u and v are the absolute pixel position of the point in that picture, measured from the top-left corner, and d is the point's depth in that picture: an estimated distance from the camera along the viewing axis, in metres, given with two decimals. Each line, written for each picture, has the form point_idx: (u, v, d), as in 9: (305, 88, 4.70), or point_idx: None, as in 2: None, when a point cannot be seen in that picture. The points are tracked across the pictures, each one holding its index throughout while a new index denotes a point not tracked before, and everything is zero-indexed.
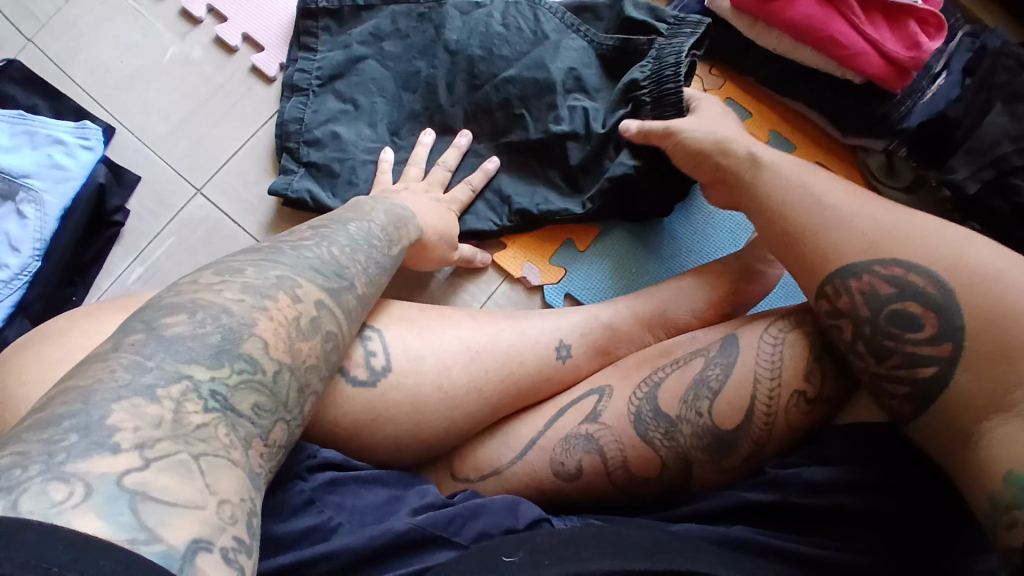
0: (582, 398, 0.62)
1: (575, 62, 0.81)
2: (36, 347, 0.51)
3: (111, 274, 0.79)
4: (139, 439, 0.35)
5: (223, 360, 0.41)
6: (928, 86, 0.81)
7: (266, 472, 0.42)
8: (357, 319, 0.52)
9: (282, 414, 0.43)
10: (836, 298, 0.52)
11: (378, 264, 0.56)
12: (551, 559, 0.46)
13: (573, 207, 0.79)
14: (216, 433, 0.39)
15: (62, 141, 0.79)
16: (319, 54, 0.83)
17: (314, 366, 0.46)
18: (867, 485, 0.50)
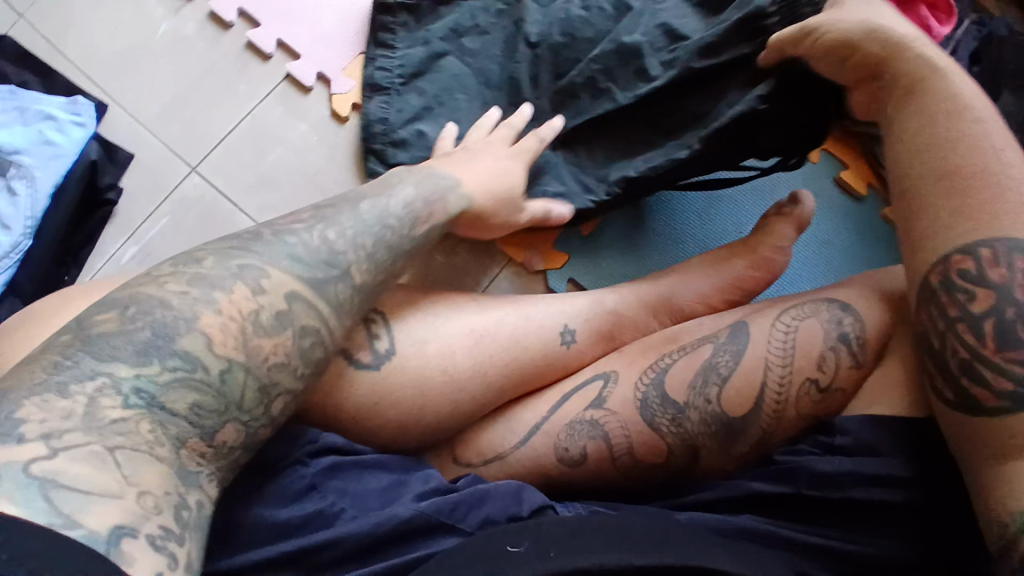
0: (587, 383, 0.61)
1: (666, 18, 0.71)
2: (30, 326, 0.50)
3: (103, 254, 0.77)
4: (46, 429, 0.35)
5: (152, 357, 0.40)
6: None
7: (207, 470, 0.42)
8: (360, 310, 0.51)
9: (231, 413, 0.43)
10: (990, 266, 0.46)
11: (391, 248, 0.53)
12: (557, 549, 0.45)
13: (680, 151, 0.70)
14: (136, 428, 0.38)
15: (54, 116, 0.77)
16: (399, 51, 0.80)
17: (285, 365, 0.45)
18: (885, 477, 0.49)
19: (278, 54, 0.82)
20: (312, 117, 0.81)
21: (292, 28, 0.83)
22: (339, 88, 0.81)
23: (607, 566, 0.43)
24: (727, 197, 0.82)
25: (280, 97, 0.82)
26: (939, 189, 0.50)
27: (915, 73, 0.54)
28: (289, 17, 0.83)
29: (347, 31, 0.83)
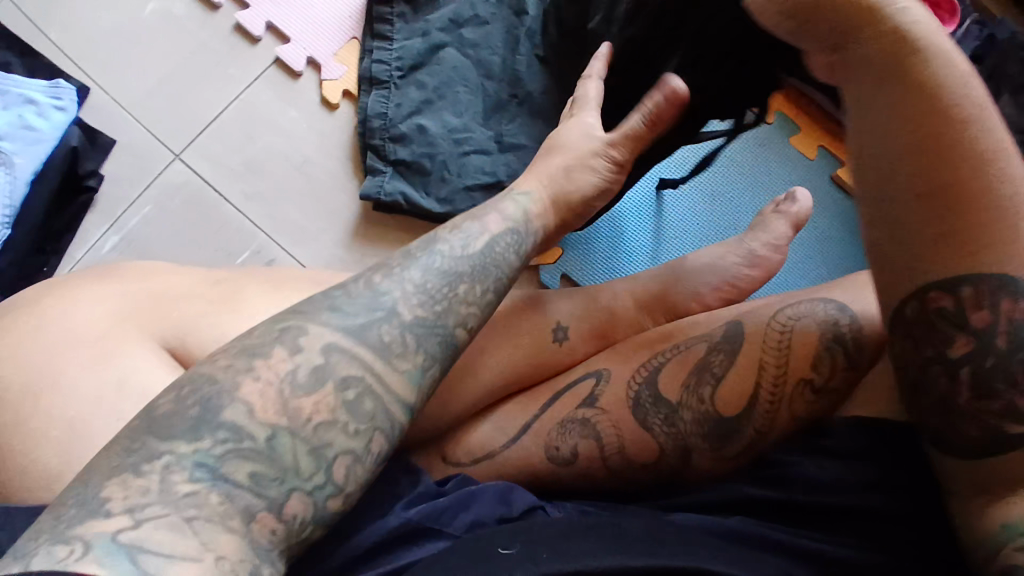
0: (579, 381, 0.60)
1: None
2: (8, 320, 0.48)
3: (85, 243, 0.75)
4: (129, 503, 0.35)
5: (203, 430, 0.38)
6: None
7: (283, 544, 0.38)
8: (427, 347, 0.44)
9: (292, 483, 0.38)
10: (970, 307, 0.41)
11: (444, 289, 0.47)
12: (549, 552, 0.44)
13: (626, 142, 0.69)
14: (207, 499, 0.36)
15: (34, 100, 0.75)
16: (396, 43, 0.79)
17: (331, 423, 0.40)
18: (871, 482, 0.50)
19: (267, 37, 0.81)
20: (300, 103, 0.80)
21: (281, 10, 0.81)
22: (330, 75, 0.80)
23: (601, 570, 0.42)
24: (722, 193, 0.82)
25: (269, 82, 0.80)
26: (925, 197, 0.42)
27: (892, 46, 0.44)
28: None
29: (337, 15, 0.82)
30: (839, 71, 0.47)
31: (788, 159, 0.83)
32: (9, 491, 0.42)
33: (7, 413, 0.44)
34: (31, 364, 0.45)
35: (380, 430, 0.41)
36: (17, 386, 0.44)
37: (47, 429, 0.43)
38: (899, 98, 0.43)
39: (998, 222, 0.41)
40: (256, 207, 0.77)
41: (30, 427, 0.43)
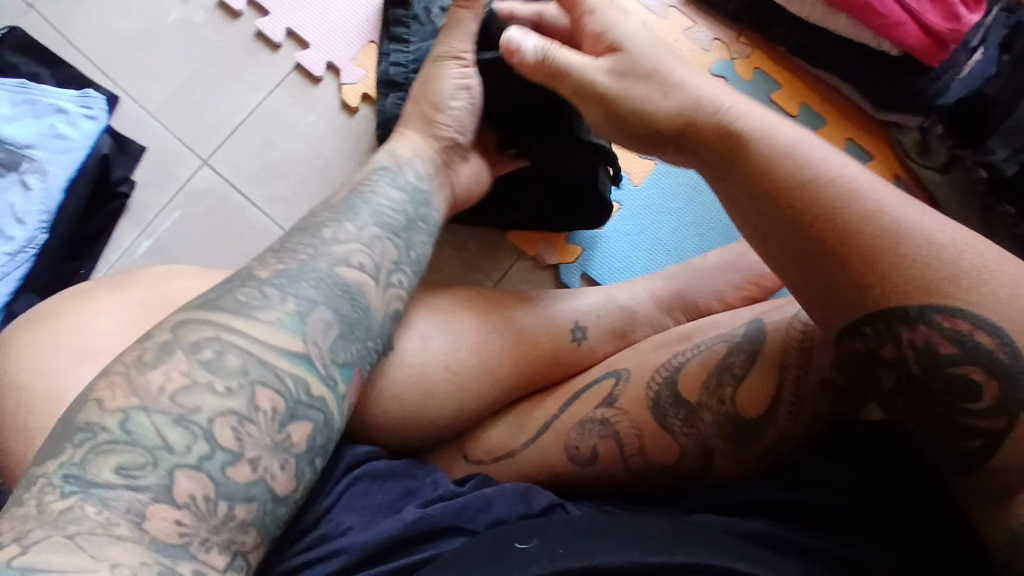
0: (598, 381, 0.60)
1: None
2: (35, 329, 0.50)
3: (117, 247, 0.78)
4: (18, 531, 0.36)
5: (66, 442, 0.39)
6: (965, 60, 0.76)
7: (202, 536, 0.40)
8: (297, 292, 0.47)
9: (170, 463, 0.40)
10: (879, 346, 0.43)
11: (310, 255, 0.50)
12: (567, 547, 0.45)
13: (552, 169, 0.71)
14: (84, 513, 0.37)
15: (64, 109, 0.77)
16: (413, 44, 0.76)
17: (191, 387, 0.42)
18: (889, 486, 0.50)
19: (286, 42, 0.82)
20: (321, 106, 0.81)
21: (300, 16, 0.82)
22: (349, 78, 0.81)
23: (617, 563, 0.43)
24: None
25: (290, 88, 0.81)
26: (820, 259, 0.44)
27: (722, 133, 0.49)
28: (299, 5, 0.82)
29: (356, 19, 0.82)
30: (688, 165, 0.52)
31: None
32: None
33: (33, 419, 0.45)
34: (59, 371, 0.47)
35: (259, 384, 0.43)
36: (44, 392, 0.46)
37: None
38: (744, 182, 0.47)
39: (881, 250, 0.42)
40: (281, 209, 0.79)
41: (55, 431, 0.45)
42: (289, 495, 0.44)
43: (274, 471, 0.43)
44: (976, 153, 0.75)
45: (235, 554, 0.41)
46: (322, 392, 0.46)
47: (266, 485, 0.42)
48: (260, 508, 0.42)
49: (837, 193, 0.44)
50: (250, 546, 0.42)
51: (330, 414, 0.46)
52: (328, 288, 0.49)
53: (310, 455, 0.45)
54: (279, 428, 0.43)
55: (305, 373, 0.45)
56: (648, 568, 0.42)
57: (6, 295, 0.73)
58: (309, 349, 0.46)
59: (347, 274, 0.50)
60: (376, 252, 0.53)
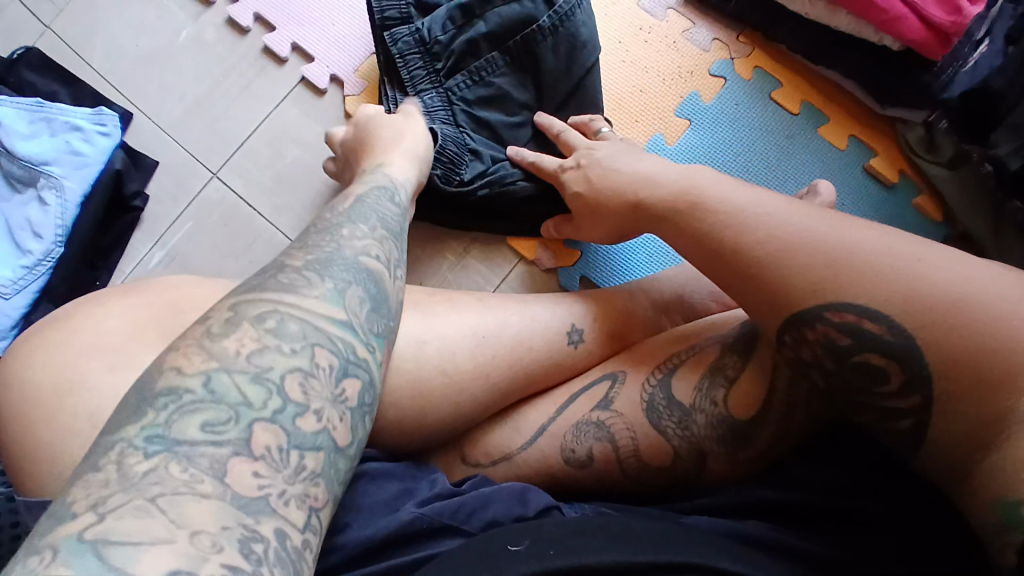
0: (594, 384, 0.61)
1: (497, 79, 0.76)
2: (44, 334, 0.52)
3: (133, 258, 0.81)
4: (94, 498, 0.33)
5: (146, 407, 0.37)
6: (969, 53, 0.73)
7: (280, 488, 0.37)
8: (333, 274, 0.47)
9: (249, 417, 0.38)
10: (797, 348, 0.47)
11: (341, 243, 0.51)
12: (556, 549, 0.45)
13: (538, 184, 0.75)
14: (168, 473, 0.35)
15: (79, 127, 0.80)
16: (412, 83, 0.77)
17: (262, 350, 0.41)
18: (875, 490, 0.50)
19: (292, 57, 0.84)
20: (325, 118, 0.82)
21: (306, 30, 0.83)
22: (353, 90, 0.82)
23: (604, 564, 0.43)
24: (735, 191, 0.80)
25: (295, 100, 0.83)
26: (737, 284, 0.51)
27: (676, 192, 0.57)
28: (303, 20, 0.84)
29: (359, 32, 0.84)
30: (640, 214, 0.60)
31: (815, 150, 0.80)
32: (52, 492, 0.46)
33: (40, 416, 0.48)
34: (64, 374, 0.49)
35: (317, 345, 0.43)
36: (49, 392, 0.48)
37: (74, 430, 0.47)
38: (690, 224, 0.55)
39: (787, 263, 0.47)
40: (288, 219, 0.80)
41: (60, 429, 0.47)
42: (348, 448, 0.42)
43: (335, 422, 0.42)
44: (983, 149, 0.73)
45: (311, 511, 0.38)
46: (366, 355, 0.45)
47: (330, 435, 0.41)
48: (327, 458, 0.40)
49: (739, 226, 0.51)
50: (323, 502, 0.39)
51: (375, 376, 0.46)
52: (360, 271, 0.49)
53: (362, 409, 0.44)
54: (336, 384, 0.43)
55: (351, 337, 0.45)
56: (634, 566, 0.43)
57: (24, 305, 0.76)
58: (352, 317, 0.46)
59: (370, 262, 0.50)
60: (387, 246, 0.53)
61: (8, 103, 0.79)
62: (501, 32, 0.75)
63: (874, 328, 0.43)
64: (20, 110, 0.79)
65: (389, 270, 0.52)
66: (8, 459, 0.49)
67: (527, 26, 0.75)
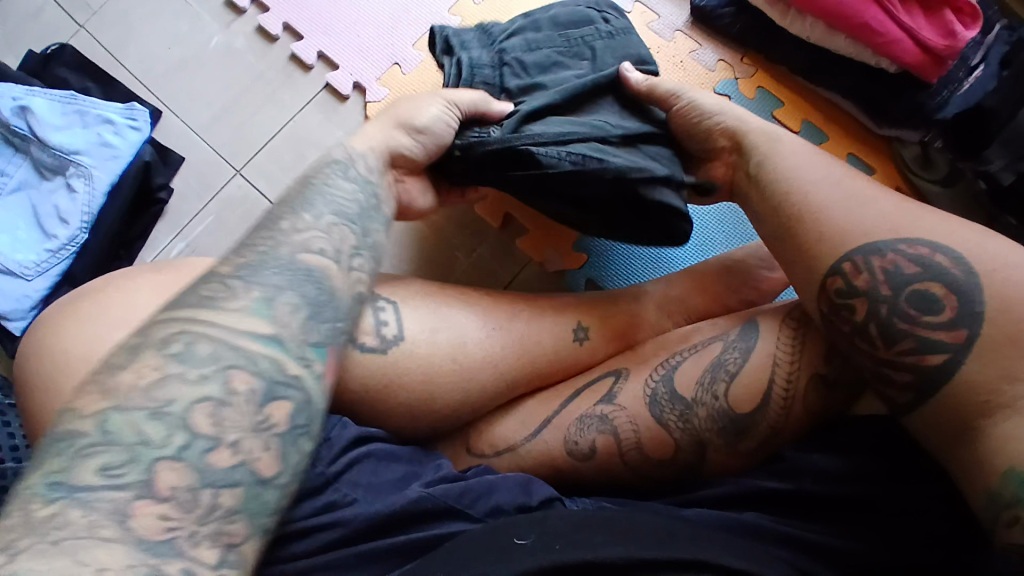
0: (598, 379, 0.62)
1: (555, 54, 0.68)
2: (73, 305, 0.54)
3: (154, 249, 0.83)
4: (6, 541, 0.34)
5: (48, 452, 0.37)
6: (964, 77, 0.78)
7: (191, 529, 0.38)
8: (262, 280, 0.45)
9: (150, 457, 0.38)
10: (854, 277, 0.49)
11: (267, 246, 0.47)
12: (562, 544, 0.46)
13: (612, 160, 0.61)
14: (70, 518, 0.35)
15: (111, 120, 0.83)
16: (468, 49, 0.71)
17: (165, 380, 0.40)
18: (874, 474, 0.51)
19: (318, 65, 0.87)
20: (347, 123, 0.86)
21: (332, 40, 0.87)
22: (372, 97, 0.85)
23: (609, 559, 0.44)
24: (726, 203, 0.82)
25: (319, 105, 0.86)
26: (774, 234, 0.55)
27: (758, 151, 0.59)
28: (331, 30, 0.87)
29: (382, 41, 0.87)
30: (733, 162, 0.62)
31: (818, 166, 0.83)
32: None
33: (67, 381, 0.49)
34: (93, 341, 0.51)
35: (233, 368, 0.41)
36: (76, 358, 0.50)
37: None
38: (761, 162, 0.58)
39: (809, 231, 0.52)
40: None
41: None
42: (276, 477, 0.41)
43: (257, 452, 0.41)
44: (975, 163, 0.76)
45: (228, 547, 0.38)
46: (297, 372, 0.44)
47: (251, 467, 0.40)
48: (248, 491, 0.40)
49: (779, 194, 0.55)
50: (244, 537, 0.39)
51: (311, 394, 0.44)
52: (295, 274, 0.46)
53: (294, 433, 0.42)
54: (258, 410, 0.41)
55: (278, 355, 0.43)
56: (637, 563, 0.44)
57: (45, 288, 0.78)
58: (280, 333, 0.44)
59: (308, 261, 0.47)
60: (335, 237, 0.50)
61: (42, 95, 0.83)
62: (562, 23, 0.70)
63: (944, 262, 0.46)
64: (53, 102, 0.83)
65: (337, 266, 0.49)
66: (32, 424, 0.51)
67: (590, 22, 0.70)
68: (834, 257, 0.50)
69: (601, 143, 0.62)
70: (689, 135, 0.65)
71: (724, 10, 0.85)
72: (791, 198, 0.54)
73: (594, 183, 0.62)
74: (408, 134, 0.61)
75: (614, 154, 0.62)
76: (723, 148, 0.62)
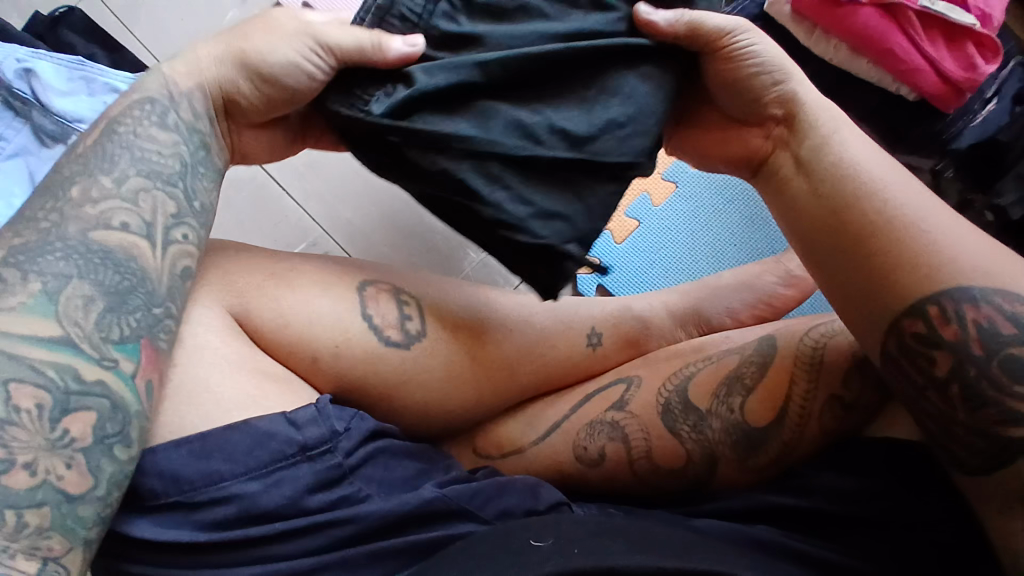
0: (610, 386, 0.62)
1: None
2: None
3: None
4: None
5: None
6: (979, 109, 0.81)
7: (1, 546, 0.37)
8: (42, 269, 0.41)
9: None
10: (940, 325, 0.44)
11: (50, 233, 0.43)
12: (580, 547, 0.45)
13: (502, 200, 0.48)
14: None
15: (119, 90, 0.78)
16: None
17: None
18: (882, 492, 0.51)
19: None
20: None
21: None
22: None
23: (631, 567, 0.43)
24: (741, 219, 0.83)
25: None
26: (834, 238, 0.50)
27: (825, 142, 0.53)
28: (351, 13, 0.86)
29: None
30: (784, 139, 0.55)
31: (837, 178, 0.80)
32: None
33: None
34: None
35: (13, 380, 0.38)
36: None
37: None
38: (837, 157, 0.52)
39: (891, 252, 0.47)
40: (316, 206, 0.82)
41: None
42: (89, 491, 0.39)
43: (60, 470, 0.39)
44: (986, 195, 0.78)
45: (46, 560, 0.38)
46: (97, 376, 0.41)
47: (55, 485, 0.38)
48: (57, 509, 0.38)
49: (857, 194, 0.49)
50: (64, 549, 0.39)
51: (118, 398, 0.41)
52: (89, 261, 0.43)
53: (103, 444, 0.40)
54: (52, 424, 0.39)
55: (70, 359, 0.40)
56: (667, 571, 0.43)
57: None
58: (68, 332, 0.41)
59: (105, 240, 0.44)
60: (142, 208, 0.46)
61: (48, 59, 0.80)
62: None
63: None
64: (60, 68, 0.79)
65: (149, 243, 0.46)
66: None
67: None
68: (921, 295, 0.45)
69: (510, 170, 0.48)
70: (729, 96, 0.57)
71: (747, 24, 0.86)
72: (870, 203, 0.49)
73: (477, 223, 0.50)
74: (248, 77, 0.51)
75: (519, 187, 0.48)
76: (772, 118, 0.56)
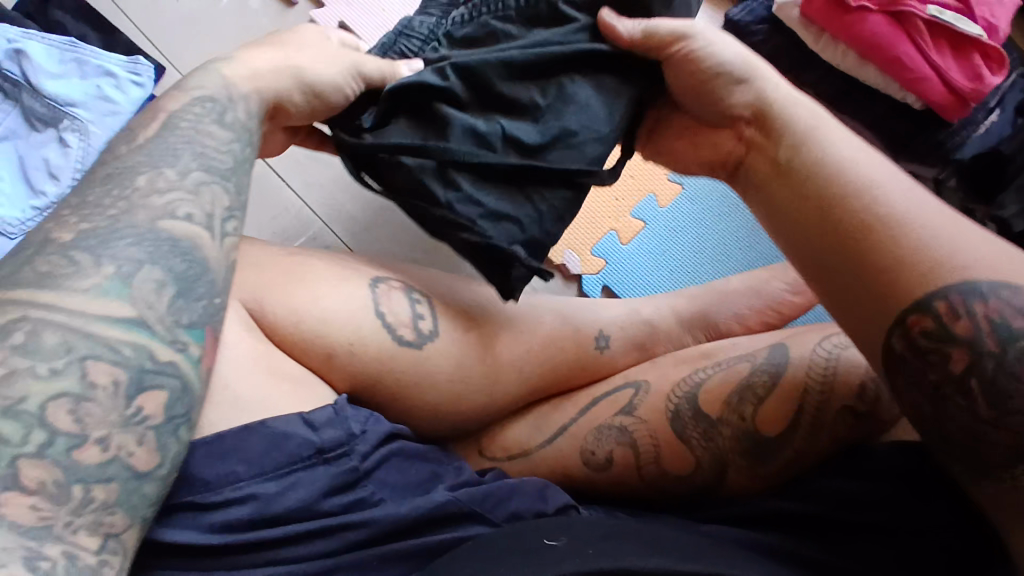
0: (617, 391, 0.62)
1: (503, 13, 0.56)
2: None
3: None
4: None
5: None
6: (983, 118, 0.80)
7: (65, 520, 0.33)
8: (115, 251, 0.38)
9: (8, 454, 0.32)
10: (948, 318, 0.40)
11: (116, 214, 0.40)
12: (596, 549, 0.44)
13: (452, 198, 0.52)
14: None
15: (113, 73, 0.76)
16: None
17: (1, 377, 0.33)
18: (892, 500, 0.51)
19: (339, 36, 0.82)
20: None
21: (354, 10, 0.83)
22: None
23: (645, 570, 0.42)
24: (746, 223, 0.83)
25: None
26: (818, 240, 0.48)
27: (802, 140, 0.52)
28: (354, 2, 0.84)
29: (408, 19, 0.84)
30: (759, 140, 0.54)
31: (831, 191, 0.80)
32: None
33: None
34: None
35: (88, 357, 0.35)
36: None
37: None
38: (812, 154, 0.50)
39: (877, 243, 0.44)
40: (317, 199, 0.81)
41: None
42: (156, 470, 0.37)
43: (131, 447, 0.36)
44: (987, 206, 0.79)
45: (109, 536, 0.35)
46: (170, 357, 0.38)
47: (126, 462, 0.36)
48: (126, 485, 0.35)
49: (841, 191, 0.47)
50: (124, 527, 0.35)
51: (190, 379, 0.38)
52: (159, 243, 0.40)
53: (173, 424, 0.37)
54: (127, 402, 0.36)
55: (144, 340, 0.37)
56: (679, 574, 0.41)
57: None
58: (142, 313, 0.37)
59: (174, 228, 0.41)
60: (205, 198, 0.43)
61: (39, 39, 0.76)
62: None
63: None
64: (50, 48, 0.76)
65: (211, 233, 0.42)
66: None
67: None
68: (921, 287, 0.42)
69: (464, 172, 0.52)
70: (695, 100, 0.57)
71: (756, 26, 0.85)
72: (848, 201, 0.47)
73: (432, 219, 0.54)
74: (304, 91, 0.52)
75: (469, 189, 0.52)
76: (741, 118, 0.55)
